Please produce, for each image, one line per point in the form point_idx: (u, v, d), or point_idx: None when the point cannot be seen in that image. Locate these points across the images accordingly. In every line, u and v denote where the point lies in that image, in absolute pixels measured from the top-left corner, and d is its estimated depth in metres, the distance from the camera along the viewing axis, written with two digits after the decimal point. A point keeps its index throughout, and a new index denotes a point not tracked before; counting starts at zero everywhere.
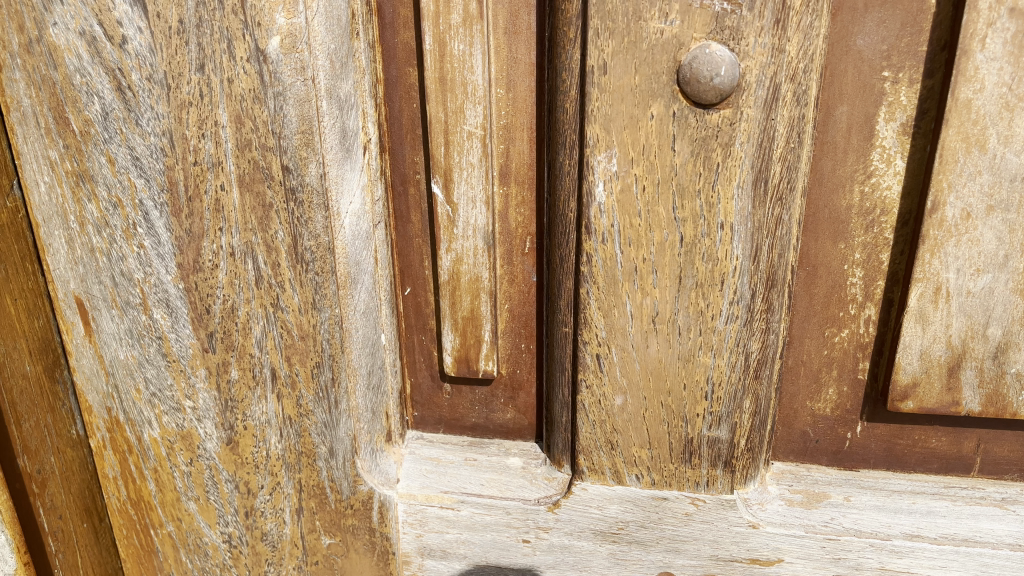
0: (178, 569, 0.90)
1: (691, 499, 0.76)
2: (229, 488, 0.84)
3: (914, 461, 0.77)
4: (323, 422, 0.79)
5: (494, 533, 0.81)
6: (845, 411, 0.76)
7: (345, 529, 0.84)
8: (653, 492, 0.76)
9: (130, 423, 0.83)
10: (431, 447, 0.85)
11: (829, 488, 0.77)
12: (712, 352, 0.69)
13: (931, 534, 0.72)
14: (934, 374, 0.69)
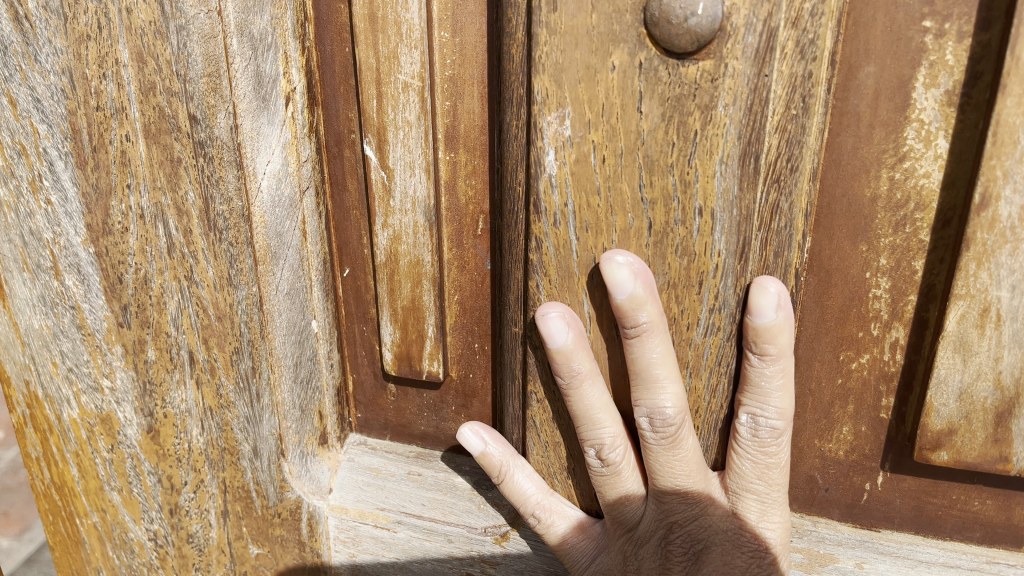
0: (106, 564, 0.82)
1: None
2: (152, 481, 0.75)
3: (949, 527, 0.61)
4: (245, 416, 0.68)
5: (434, 563, 0.69)
6: (862, 456, 0.60)
7: (273, 539, 0.74)
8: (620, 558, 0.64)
9: (49, 400, 0.74)
10: (373, 455, 0.74)
11: (838, 550, 0.62)
12: (688, 371, 0.56)
13: None
14: (977, 421, 0.54)
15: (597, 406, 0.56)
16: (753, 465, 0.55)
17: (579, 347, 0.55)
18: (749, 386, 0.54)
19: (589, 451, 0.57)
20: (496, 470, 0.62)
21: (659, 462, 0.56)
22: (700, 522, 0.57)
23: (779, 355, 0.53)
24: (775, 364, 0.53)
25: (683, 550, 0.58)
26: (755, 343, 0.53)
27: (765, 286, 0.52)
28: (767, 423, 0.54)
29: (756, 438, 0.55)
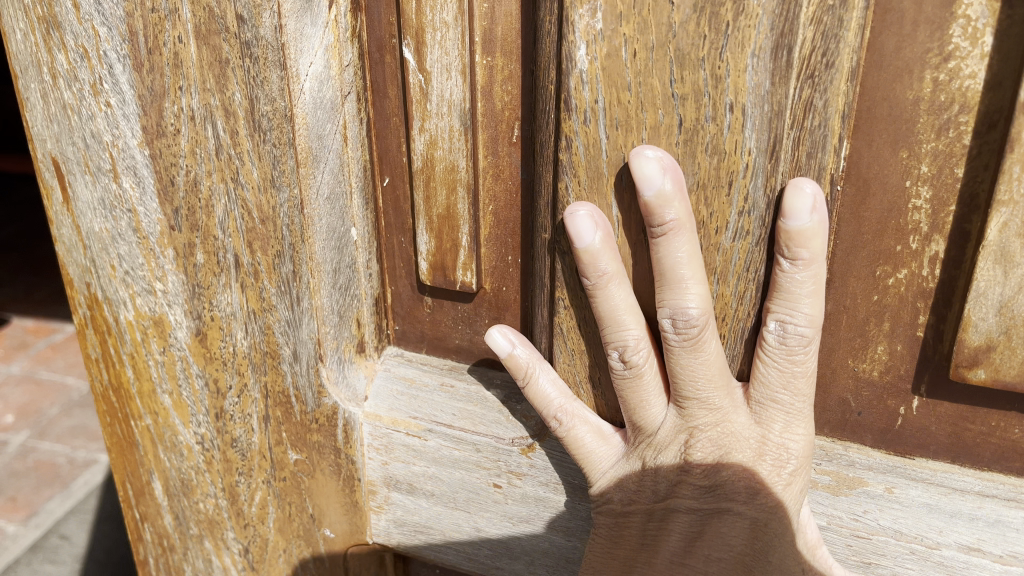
0: (158, 466, 0.86)
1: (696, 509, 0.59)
2: (200, 384, 0.78)
3: (986, 456, 0.59)
4: (286, 320, 0.71)
5: (463, 472, 0.71)
6: (897, 378, 0.59)
7: (311, 445, 0.76)
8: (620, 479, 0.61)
9: (108, 302, 0.78)
10: (408, 366, 0.75)
11: (867, 474, 0.60)
12: (716, 277, 0.55)
13: (996, 550, 0.56)
14: (1017, 338, 0.52)
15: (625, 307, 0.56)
16: (779, 373, 0.54)
17: (608, 245, 0.55)
18: (779, 292, 0.53)
19: (612, 350, 0.57)
20: (522, 370, 0.62)
21: (682, 364, 0.55)
22: (721, 429, 0.57)
23: (811, 260, 0.51)
24: (806, 269, 0.52)
25: (703, 455, 0.57)
26: (787, 246, 0.51)
27: (801, 188, 0.50)
28: (796, 330, 0.53)
29: (783, 345, 0.54)
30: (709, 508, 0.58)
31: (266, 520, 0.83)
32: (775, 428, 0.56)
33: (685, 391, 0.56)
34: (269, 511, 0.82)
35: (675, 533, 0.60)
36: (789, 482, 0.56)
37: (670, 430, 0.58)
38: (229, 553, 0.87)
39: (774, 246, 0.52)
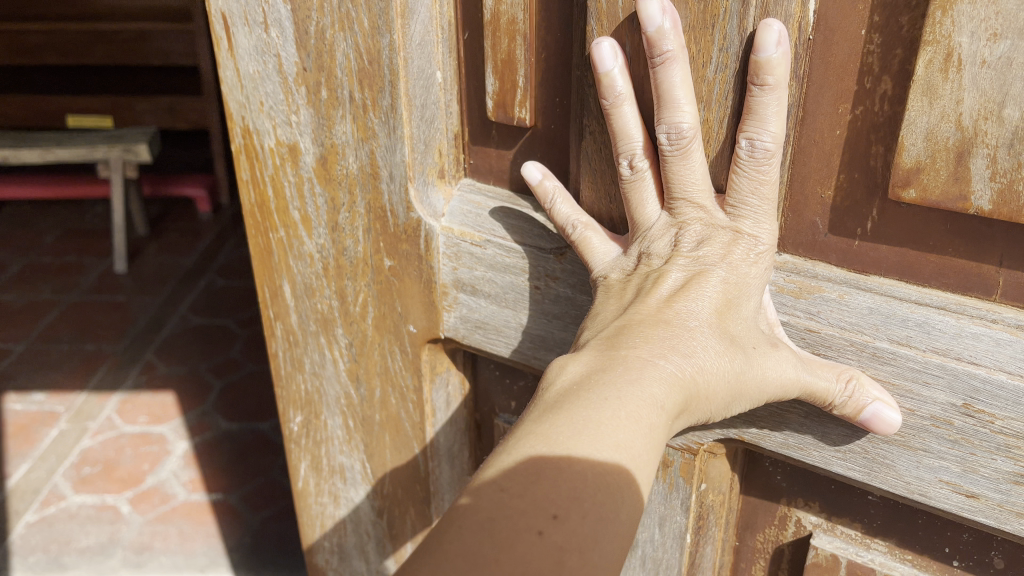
0: (288, 272, 1.08)
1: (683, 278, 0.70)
2: (322, 202, 0.99)
3: (928, 272, 0.70)
4: (385, 146, 0.90)
5: (513, 277, 0.89)
6: (854, 203, 0.71)
7: (401, 253, 0.96)
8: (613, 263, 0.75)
9: (257, 132, 1.00)
10: (477, 192, 0.93)
11: (826, 284, 0.73)
12: (702, 104, 0.70)
13: (921, 346, 0.68)
14: (941, 159, 0.64)
15: (635, 125, 0.72)
16: (750, 179, 0.68)
17: (624, 74, 0.70)
18: (752, 113, 0.66)
19: (621, 160, 0.73)
20: (547, 198, 0.79)
21: (674, 168, 0.70)
22: (706, 223, 0.71)
23: (776, 86, 0.64)
24: (772, 93, 0.65)
25: (691, 237, 0.71)
26: (757, 74, 0.64)
27: (770, 25, 0.63)
28: (762, 145, 0.67)
29: (752, 157, 0.68)
30: (692, 269, 0.70)
31: (366, 318, 1.04)
32: (747, 222, 0.70)
33: (676, 193, 0.71)
34: (369, 309, 1.03)
35: (664, 286, 0.70)
36: (756, 261, 0.70)
37: (665, 221, 0.73)
38: (338, 347, 1.10)
39: (747, 74, 0.65)
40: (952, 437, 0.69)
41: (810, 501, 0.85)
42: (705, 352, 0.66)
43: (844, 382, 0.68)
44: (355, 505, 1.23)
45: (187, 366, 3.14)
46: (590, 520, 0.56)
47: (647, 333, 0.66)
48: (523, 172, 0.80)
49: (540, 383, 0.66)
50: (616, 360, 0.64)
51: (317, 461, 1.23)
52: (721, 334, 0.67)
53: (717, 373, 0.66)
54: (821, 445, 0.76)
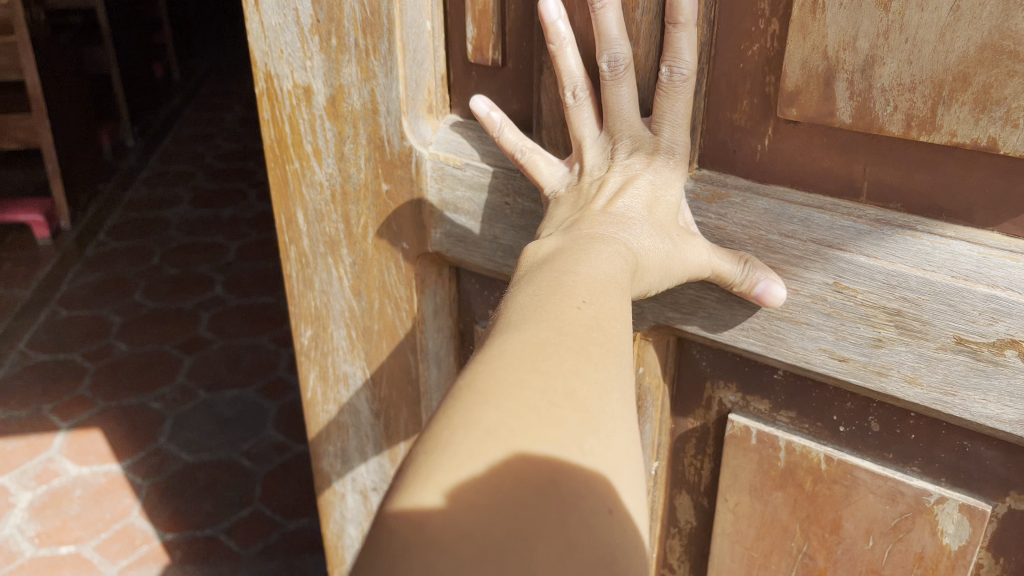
0: (301, 200, 1.26)
1: (621, 182, 0.86)
2: (331, 136, 1.18)
3: (812, 180, 0.87)
4: (383, 85, 1.08)
5: (488, 195, 1.07)
6: (755, 123, 0.88)
7: (396, 178, 1.13)
8: (564, 179, 0.92)
9: (277, 76, 1.18)
10: (460, 124, 1.12)
11: (734, 191, 0.90)
12: (633, 41, 0.87)
13: (804, 237, 0.85)
14: (813, 84, 0.81)
15: (574, 63, 0.89)
16: (672, 100, 0.86)
17: (563, 21, 0.88)
18: (670, 47, 0.84)
19: (566, 91, 0.90)
20: (497, 128, 0.96)
21: (610, 92, 0.88)
22: (636, 138, 0.88)
23: (687, 23, 0.82)
24: (685, 30, 0.82)
25: (626, 150, 0.88)
26: (672, 14, 0.82)
27: None
28: (679, 72, 0.84)
29: (672, 82, 0.85)
30: (626, 173, 0.87)
31: (367, 238, 1.22)
32: (668, 137, 0.87)
33: (614, 113, 0.88)
34: (369, 230, 1.21)
35: (606, 190, 0.87)
36: (675, 167, 0.87)
37: (602, 141, 0.90)
38: (343, 266, 1.28)
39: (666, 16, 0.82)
40: (827, 310, 0.86)
41: (729, 382, 1.02)
42: (643, 235, 0.82)
43: (741, 255, 0.87)
44: (357, 410, 1.41)
45: (28, 409, 3.32)
46: (606, 310, 0.67)
47: (596, 223, 0.82)
48: (472, 106, 0.98)
49: (519, 262, 0.78)
50: (575, 240, 0.79)
51: (324, 371, 1.41)
52: (653, 222, 0.84)
53: (654, 252, 0.82)
54: (729, 326, 0.93)
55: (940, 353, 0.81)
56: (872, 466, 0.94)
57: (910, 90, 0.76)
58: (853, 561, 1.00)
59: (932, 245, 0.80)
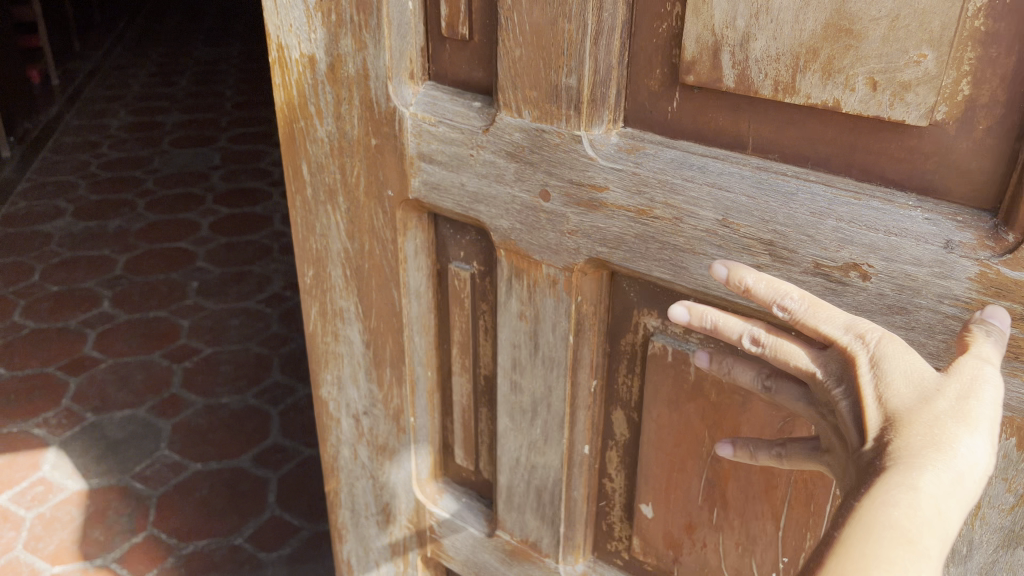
0: (306, 154, 1.48)
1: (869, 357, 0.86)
2: (330, 98, 1.39)
3: (710, 136, 1.06)
4: (373, 54, 1.29)
5: (456, 148, 1.26)
6: (666, 88, 1.07)
7: (383, 134, 1.34)
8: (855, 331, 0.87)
9: (287, 46, 1.40)
10: (437, 89, 1.29)
11: (648, 144, 1.10)
12: (568, 19, 1.06)
13: (700, 182, 1.05)
14: (706, 55, 1.00)
15: (767, 336, 0.95)
16: (780, 310, 0.91)
17: (693, 317, 0.98)
18: (781, 304, 0.91)
19: (775, 307, 0.92)
20: (762, 344, 0.95)
21: None
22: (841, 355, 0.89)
23: (754, 278, 0.93)
24: (754, 280, 0.93)
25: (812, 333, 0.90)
26: (737, 283, 0.94)
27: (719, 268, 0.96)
28: (791, 302, 0.91)
29: (794, 310, 0.91)
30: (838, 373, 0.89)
31: (359, 187, 1.43)
32: (818, 319, 0.89)
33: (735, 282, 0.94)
34: (361, 179, 1.42)
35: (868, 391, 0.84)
36: (846, 335, 0.88)
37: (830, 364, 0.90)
38: (340, 212, 1.49)
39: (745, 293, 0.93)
40: (719, 243, 1.05)
41: (652, 309, 1.22)
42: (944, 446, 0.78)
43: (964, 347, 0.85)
44: (350, 342, 1.62)
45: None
46: None
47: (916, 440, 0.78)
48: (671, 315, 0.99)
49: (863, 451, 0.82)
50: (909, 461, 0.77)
51: (324, 307, 1.63)
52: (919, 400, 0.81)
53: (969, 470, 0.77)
54: (645, 258, 1.13)
55: (803, 276, 1.00)
56: None
57: (775, 60, 0.95)
58: None
59: (797, 187, 0.99)
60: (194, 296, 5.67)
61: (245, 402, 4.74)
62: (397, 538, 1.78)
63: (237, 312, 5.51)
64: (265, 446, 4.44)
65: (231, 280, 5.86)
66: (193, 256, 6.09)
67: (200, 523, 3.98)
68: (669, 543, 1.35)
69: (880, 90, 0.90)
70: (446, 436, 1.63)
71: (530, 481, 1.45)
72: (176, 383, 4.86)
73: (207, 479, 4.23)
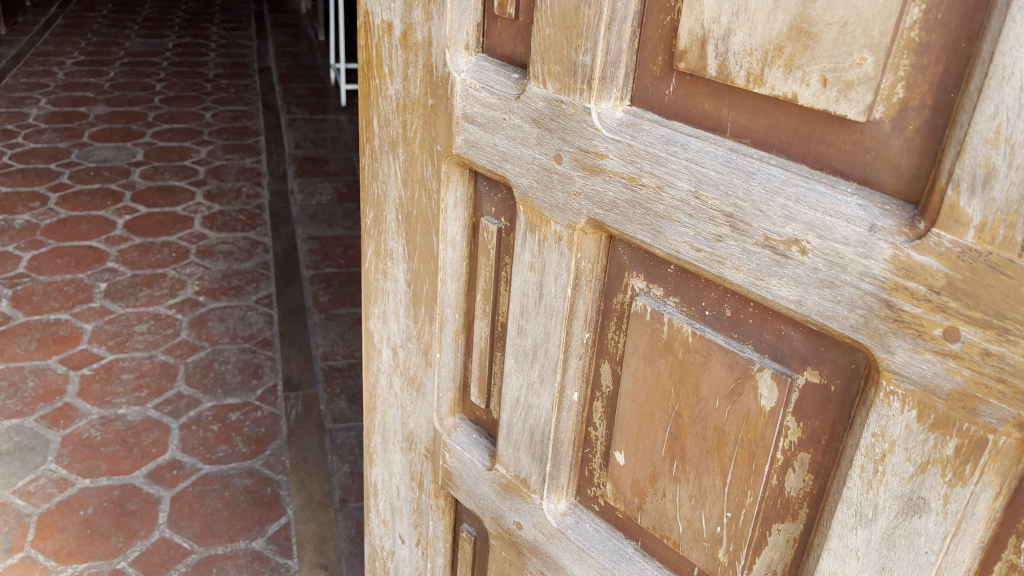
0: (377, 109, 1.71)
1: None
2: (399, 62, 1.61)
3: (699, 118, 1.21)
4: (438, 24, 1.51)
5: (492, 113, 1.45)
6: (665, 73, 1.23)
7: (436, 95, 1.55)
8: None
9: (374, 13, 1.64)
10: (485, 60, 1.48)
11: (645, 121, 1.25)
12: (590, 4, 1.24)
13: (681, 156, 1.20)
14: (696, 44, 1.16)
15: None
16: None
17: None
18: None
19: None
20: None
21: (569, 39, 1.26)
22: None
23: None
24: None
25: None
26: None
27: None
28: None
29: None
30: None
31: (414, 142, 1.65)
32: None
33: None
34: (417, 135, 1.63)
35: None
36: None
37: None
38: (398, 162, 1.71)
39: None
40: (691, 212, 1.20)
41: (640, 273, 1.37)
42: None
43: None
44: (395, 280, 1.83)
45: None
46: None
47: None
48: None
49: None
50: None
51: (378, 246, 1.85)
52: None
53: None
54: (631, 222, 1.29)
55: (755, 248, 1.14)
56: (722, 341, 1.27)
57: (749, 54, 1.10)
58: (706, 418, 1.34)
59: (759, 168, 1.12)
60: (108, 305, 6.80)
61: (144, 412, 5.68)
62: (416, 465, 1.99)
63: (145, 319, 6.67)
64: (161, 461, 5.26)
65: (142, 291, 7.03)
66: (106, 269, 7.26)
67: (79, 546, 4.63)
68: (635, 490, 1.50)
69: (830, 87, 1.03)
70: (466, 375, 1.80)
71: (526, 420, 1.63)
72: (72, 395, 5.77)
73: (94, 498, 4.96)
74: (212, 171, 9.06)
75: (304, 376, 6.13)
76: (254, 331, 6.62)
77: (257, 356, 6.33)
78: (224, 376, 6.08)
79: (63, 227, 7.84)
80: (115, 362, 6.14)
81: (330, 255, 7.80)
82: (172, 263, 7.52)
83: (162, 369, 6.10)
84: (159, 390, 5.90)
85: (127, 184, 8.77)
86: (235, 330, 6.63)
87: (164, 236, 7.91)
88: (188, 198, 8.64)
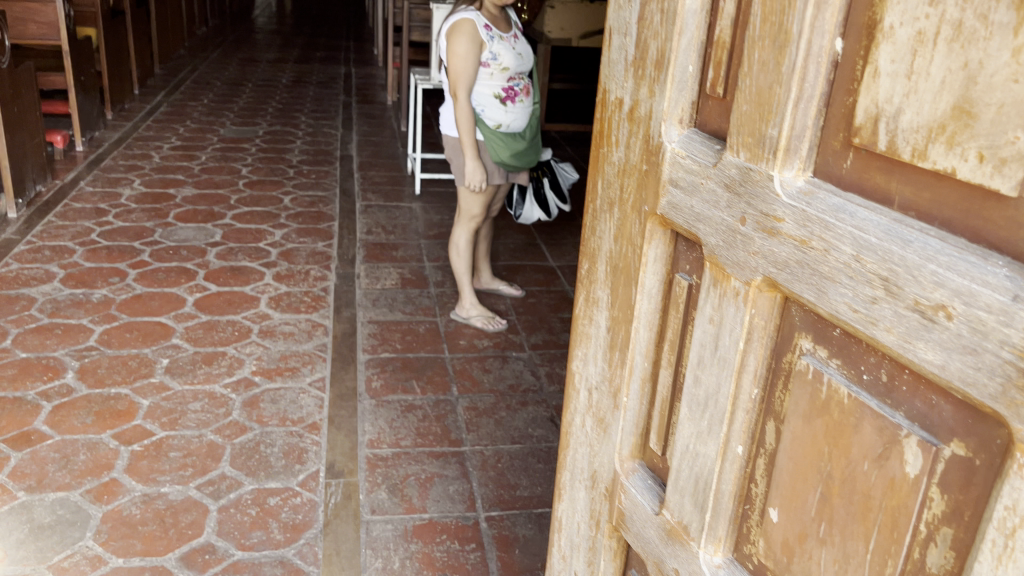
0: (604, 173, 1.96)
1: None
2: (625, 133, 1.85)
3: (870, 189, 1.30)
4: (659, 102, 1.73)
5: (693, 177, 1.63)
6: (843, 148, 1.34)
7: (650, 162, 1.76)
8: None
9: (611, 90, 1.90)
10: (694, 133, 1.66)
11: (822, 190, 1.36)
12: (780, 86, 1.39)
13: (848, 223, 1.29)
14: (871, 122, 1.27)
15: None
16: None
17: None
18: None
19: None
20: None
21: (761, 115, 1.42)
22: None
23: None
24: None
25: None
26: None
27: None
28: None
29: None
30: None
31: (628, 203, 1.86)
32: None
33: None
34: (631, 196, 1.84)
35: None
36: None
37: None
38: (613, 220, 1.92)
39: None
40: (852, 274, 1.28)
41: (807, 333, 1.44)
42: None
43: None
44: (598, 325, 2.03)
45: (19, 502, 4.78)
46: None
47: None
48: None
49: None
50: None
51: (589, 294, 2.07)
52: None
53: None
54: (800, 281, 1.39)
55: (906, 311, 1.20)
56: (875, 405, 1.32)
57: (916, 131, 1.20)
58: (856, 480, 1.37)
59: (917, 237, 1.19)
60: (160, 373, 6.17)
61: (185, 491, 4.98)
62: (596, 504, 2.13)
63: (201, 395, 5.92)
64: (195, 544, 4.58)
65: (201, 367, 6.28)
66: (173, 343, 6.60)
67: None
68: (787, 548, 1.55)
69: (986, 163, 1.10)
70: (647, 423, 1.93)
71: (693, 467, 1.72)
72: (119, 466, 5.15)
73: None
74: (296, 253, 8.57)
75: (343, 464, 5.26)
76: (302, 414, 5.76)
77: (302, 439, 5.50)
78: (269, 459, 5.30)
79: (133, 296, 7.35)
80: (164, 439, 5.43)
81: (386, 340, 6.85)
82: (235, 339, 6.74)
83: (209, 447, 5.39)
84: (202, 469, 5.19)
85: (201, 254, 8.31)
86: (285, 413, 5.79)
87: (234, 309, 7.22)
88: (269, 279, 8.04)
